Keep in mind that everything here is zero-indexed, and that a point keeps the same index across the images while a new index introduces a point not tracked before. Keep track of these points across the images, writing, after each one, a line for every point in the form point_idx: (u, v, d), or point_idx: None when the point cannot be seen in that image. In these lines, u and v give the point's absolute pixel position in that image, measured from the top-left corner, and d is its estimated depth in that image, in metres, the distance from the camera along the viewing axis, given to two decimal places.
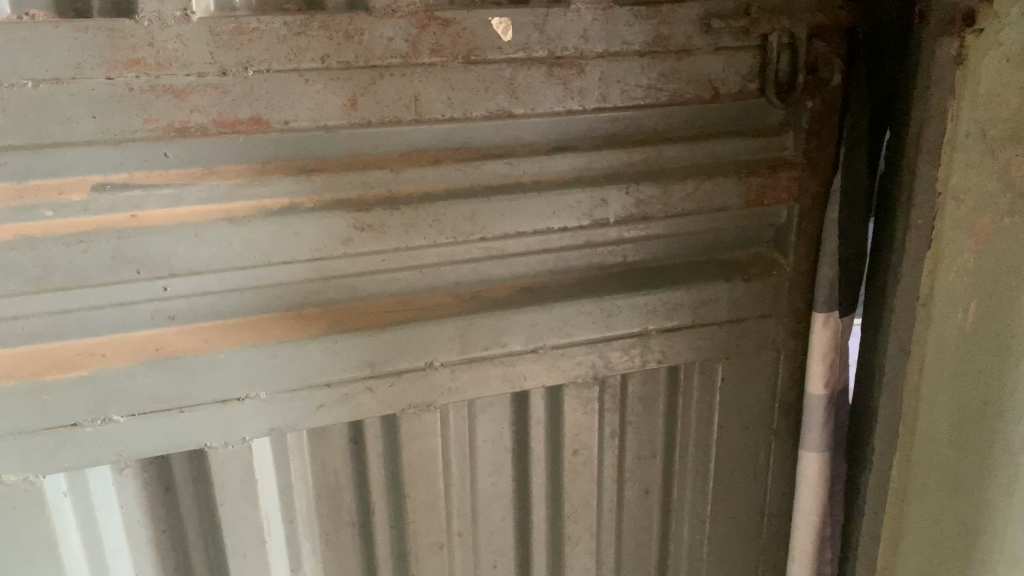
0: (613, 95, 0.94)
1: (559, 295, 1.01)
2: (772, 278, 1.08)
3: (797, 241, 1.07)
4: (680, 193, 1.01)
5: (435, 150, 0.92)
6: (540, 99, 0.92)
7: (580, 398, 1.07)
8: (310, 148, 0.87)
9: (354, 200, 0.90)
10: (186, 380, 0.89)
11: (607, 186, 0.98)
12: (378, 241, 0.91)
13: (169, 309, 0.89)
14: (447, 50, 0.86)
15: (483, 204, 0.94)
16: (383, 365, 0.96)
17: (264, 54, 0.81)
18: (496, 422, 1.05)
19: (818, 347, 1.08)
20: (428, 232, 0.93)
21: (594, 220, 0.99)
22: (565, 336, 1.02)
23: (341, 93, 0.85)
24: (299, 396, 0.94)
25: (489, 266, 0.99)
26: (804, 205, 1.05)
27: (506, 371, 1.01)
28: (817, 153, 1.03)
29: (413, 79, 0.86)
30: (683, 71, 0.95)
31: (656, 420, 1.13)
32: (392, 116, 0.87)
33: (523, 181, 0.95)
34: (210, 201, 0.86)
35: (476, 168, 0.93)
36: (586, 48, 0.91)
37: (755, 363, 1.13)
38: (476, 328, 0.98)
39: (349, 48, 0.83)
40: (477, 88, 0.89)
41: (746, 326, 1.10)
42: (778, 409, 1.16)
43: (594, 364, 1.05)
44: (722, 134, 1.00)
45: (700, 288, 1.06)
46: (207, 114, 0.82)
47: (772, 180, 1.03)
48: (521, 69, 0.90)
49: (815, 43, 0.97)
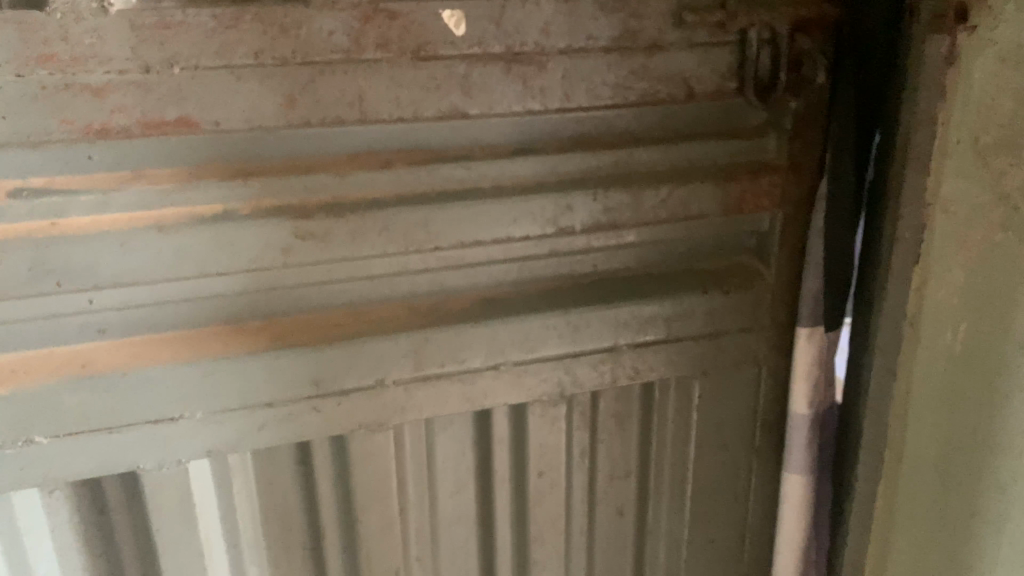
0: (578, 94, 0.87)
1: (523, 307, 0.95)
2: (751, 289, 1.01)
3: (780, 249, 1.00)
4: (652, 200, 0.94)
5: (385, 152, 0.85)
6: (498, 98, 0.85)
7: (546, 417, 1.00)
8: (248, 150, 0.81)
9: (296, 206, 0.84)
10: (114, 399, 0.83)
11: (572, 192, 0.91)
12: (323, 250, 0.85)
13: (99, 321, 0.84)
14: (394, 45, 0.80)
15: (437, 211, 0.87)
16: (330, 383, 0.89)
17: (191, 50, 0.75)
18: (457, 441, 0.98)
19: (802, 362, 1.02)
20: (376, 240, 0.86)
21: (558, 228, 0.92)
22: (529, 351, 0.95)
23: (278, 91, 0.78)
24: (238, 416, 0.88)
25: (446, 275, 0.93)
26: (787, 212, 0.98)
27: (465, 388, 0.94)
28: (801, 156, 0.96)
29: (356, 76, 0.80)
30: (654, 69, 0.88)
31: (630, 439, 1.06)
32: (334, 116, 0.81)
33: (481, 187, 0.89)
34: (139, 207, 0.79)
35: (432, 171, 0.86)
36: (547, 43, 0.84)
37: (735, 380, 1.05)
38: (432, 343, 0.91)
39: (285, 42, 0.77)
40: (428, 86, 0.82)
41: (725, 340, 1.03)
42: (760, 428, 1.08)
43: (560, 381, 0.98)
44: (698, 136, 0.93)
45: (675, 301, 0.99)
46: (130, 115, 0.76)
47: (753, 186, 0.96)
48: (476, 65, 0.83)
49: (799, 40, 0.89)
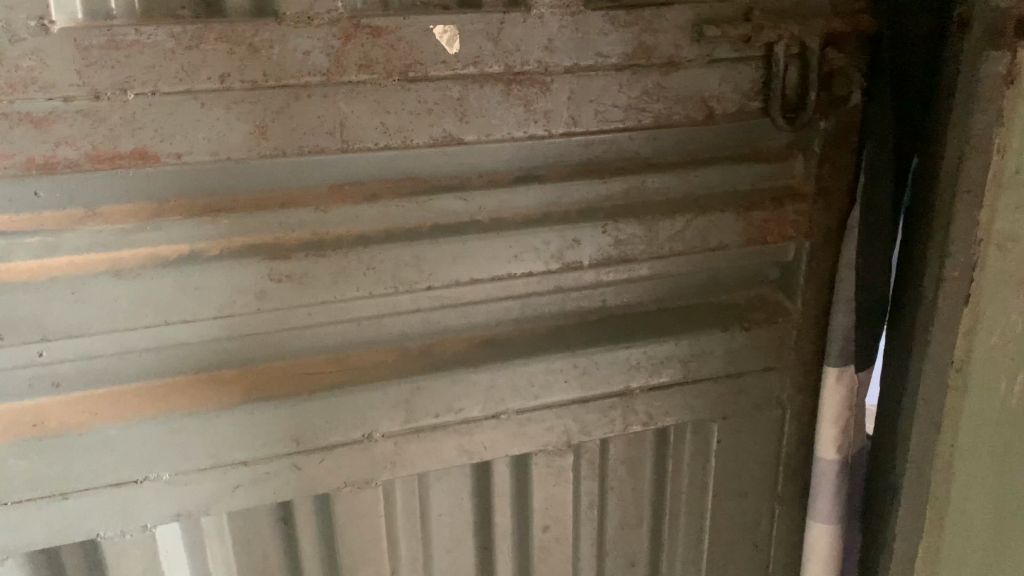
0: (585, 117, 0.78)
1: (524, 349, 0.86)
2: (776, 325, 0.92)
3: (807, 281, 0.91)
4: (668, 231, 0.85)
5: (373, 182, 0.77)
6: (496, 122, 0.76)
7: (551, 467, 0.91)
8: (215, 182, 0.72)
9: (271, 244, 0.75)
10: (69, 462, 0.74)
11: (579, 224, 0.82)
12: (301, 293, 0.76)
13: (54, 374, 0.75)
14: (379, 65, 0.70)
15: (429, 246, 0.78)
16: (311, 438, 0.81)
17: (146, 74, 0.66)
18: (454, 493, 0.90)
19: (831, 406, 0.93)
20: (362, 281, 0.77)
21: (564, 264, 0.83)
22: (531, 399, 0.86)
23: (248, 119, 0.69)
24: (210, 476, 0.79)
25: (441, 315, 0.84)
26: (815, 242, 0.89)
27: (461, 440, 0.85)
28: (832, 182, 0.87)
29: (336, 100, 0.71)
30: (671, 88, 0.79)
31: (642, 487, 0.97)
32: (313, 145, 0.72)
33: (479, 220, 0.80)
34: (92, 249, 0.70)
35: (423, 205, 0.77)
36: (551, 61, 0.75)
37: (756, 421, 0.97)
38: (424, 392, 0.83)
39: (255, 64, 0.68)
40: (417, 111, 0.73)
41: (746, 381, 0.94)
42: (783, 473, 1.00)
43: (566, 429, 0.89)
44: (717, 160, 0.85)
45: (692, 340, 0.90)
46: (78, 147, 0.67)
47: (778, 215, 0.87)
48: (471, 87, 0.74)
49: (830, 53, 0.81)
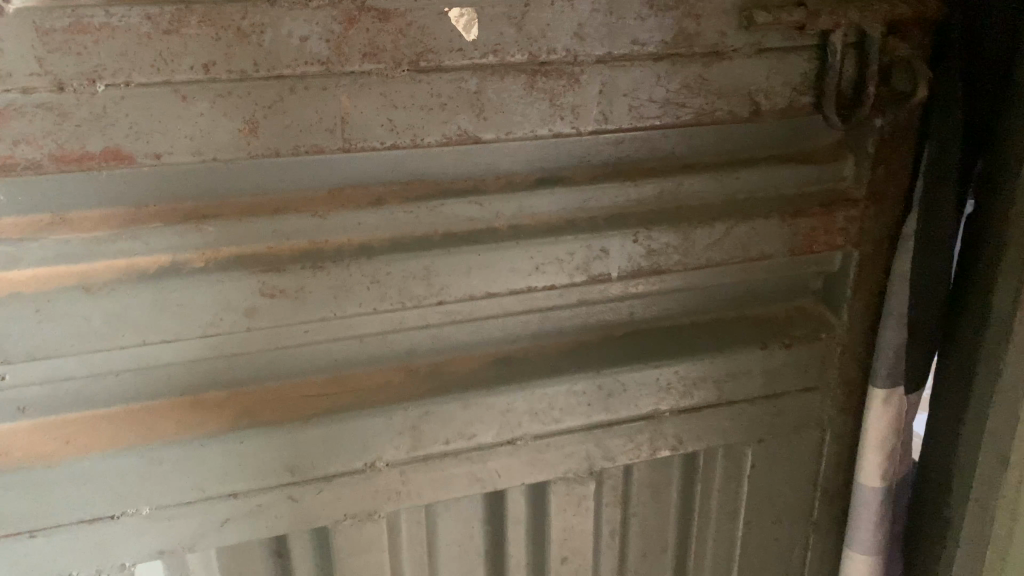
0: (617, 113, 0.69)
1: (543, 368, 0.78)
2: (819, 342, 0.84)
3: (854, 294, 0.83)
4: (706, 239, 0.76)
5: (377, 186, 0.69)
6: (517, 118, 0.67)
7: (571, 496, 0.83)
8: (199, 184, 0.64)
9: (262, 256, 0.66)
10: (36, 497, 0.66)
11: (607, 233, 0.73)
12: (296, 310, 0.68)
13: (18, 399, 0.67)
14: (386, 53, 0.62)
15: (441, 256, 0.70)
16: (307, 469, 0.73)
17: (119, 62, 0.57)
18: (464, 523, 0.82)
19: (877, 431, 0.85)
20: (365, 297, 0.69)
21: (590, 277, 0.74)
22: (551, 423, 0.78)
23: (237, 114, 0.61)
24: (194, 510, 0.71)
25: (451, 330, 0.76)
26: (864, 251, 0.81)
27: (473, 468, 0.78)
28: (884, 186, 0.78)
29: (338, 93, 0.62)
30: (714, 81, 0.70)
31: (667, 515, 0.89)
32: (310, 144, 0.63)
33: (496, 228, 0.72)
34: (59, 261, 0.62)
35: (434, 210, 0.69)
36: (582, 50, 0.66)
37: (793, 445, 0.89)
38: (433, 419, 0.74)
39: (244, 51, 0.59)
40: (428, 106, 0.64)
41: (785, 402, 0.86)
42: (821, 502, 0.92)
43: (589, 456, 0.81)
44: (760, 162, 0.77)
45: (728, 358, 0.81)
46: (40, 146, 0.58)
47: (827, 222, 0.79)
48: (491, 79, 0.65)
49: (895, 42, 0.72)
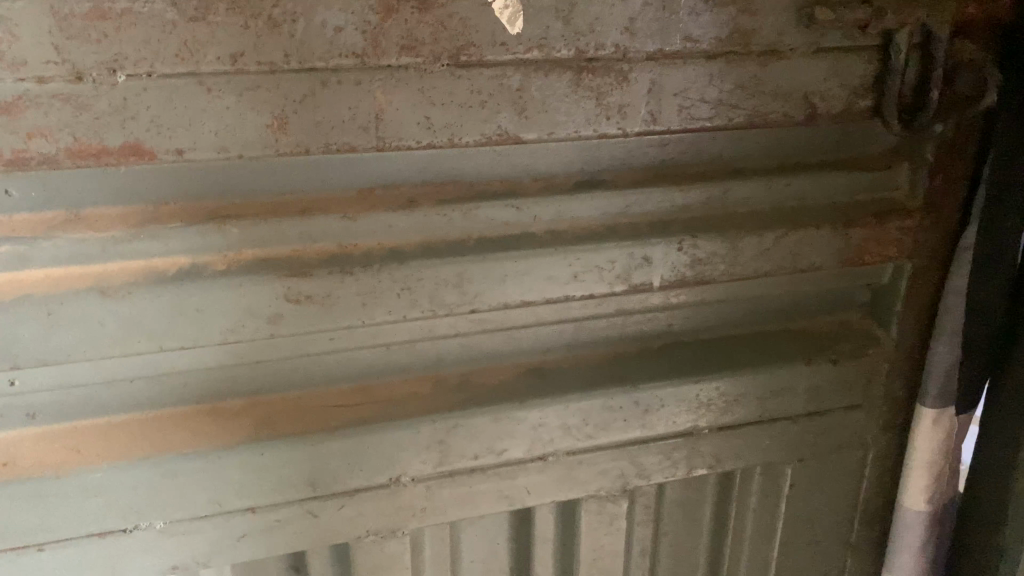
0: (667, 114, 0.65)
1: (577, 380, 0.74)
2: (867, 358, 0.80)
3: (904, 308, 0.79)
4: (754, 249, 0.72)
5: (409, 186, 0.65)
6: (561, 118, 0.63)
7: (602, 515, 0.79)
8: (222, 183, 0.60)
9: (288, 260, 0.63)
10: (45, 509, 0.63)
11: (651, 240, 0.69)
12: (321, 317, 0.64)
13: (27, 405, 0.63)
14: (425, 46, 0.58)
15: (476, 263, 0.66)
16: (328, 483, 0.69)
17: (141, 51, 0.53)
18: (489, 540, 0.78)
19: (925, 452, 0.81)
20: (394, 305, 0.65)
21: (631, 286, 0.70)
22: (584, 439, 0.74)
23: (264, 109, 0.57)
24: (210, 525, 0.67)
25: (482, 339, 0.72)
26: (918, 264, 0.77)
27: (502, 485, 0.74)
28: (941, 197, 0.74)
29: (373, 88, 0.58)
30: (769, 82, 0.66)
31: (700, 535, 0.85)
32: (342, 142, 0.59)
33: (533, 233, 0.68)
34: (72, 262, 0.58)
35: (468, 213, 0.65)
36: (632, 46, 0.62)
37: (835, 465, 0.85)
38: (461, 433, 0.71)
39: (275, 42, 0.55)
40: (467, 103, 0.60)
41: (828, 421, 0.82)
42: (859, 521, 0.88)
43: (623, 473, 0.77)
44: (812, 168, 0.73)
45: (771, 374, 0.78)
46: (56, 140, 0.54)
47: (881, 233, 0.74)
48: (534, 76, 0.61)
49: (960, 44, 0.69)
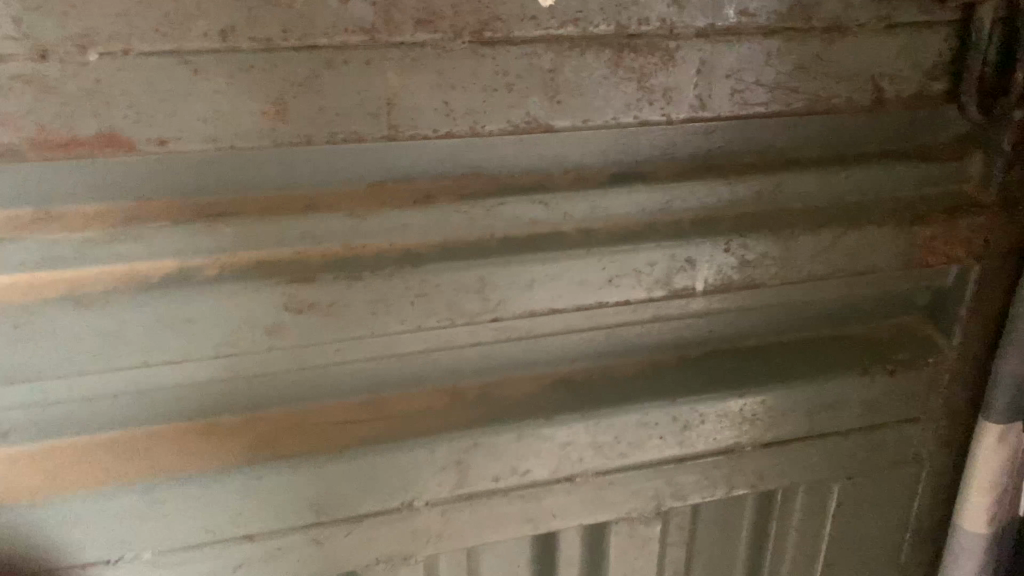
0: (717, 98, 0.57)
1: (609, 393, 0.67)
2: (927, 368, 0.73)
3: (970, 314, 0.71)
4: (810, 250, 0.64)
5: (425, 180, 0.58)
6: (598, 103, 0.55)
7: (633, 539, 0.72)
8: (213, 176, 0.53)
9: (289, 263, 0.55)
10: (20, 540, 0.56)
11: (696, 240, 0.61)
12: (326, 328, 0.57)
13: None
14: (445, 20, 0.50)
15: (500, 267, 0.58)
16: (335, 509, 0.62)
17: (116, 25, 0.46)
18: (510, 566, 0.71)
19: (988, 470, 0.73)
20: (408, 313, 0.58)
21: (672, 292, 0.63)
22: (618, 458, 0.67)
23: (260, 92, 0.50)
24: (203, 555, 0.61)
25: (504, 348, 0.65)
26: (988, 265, 0.69)
27: (526, 508, 0.67)
28: (1016, 191, 0.67)
29: (384, 69, 0.51)
30: (832, 62, 0.58)
31: (738, 556, 0.78)
32: (348, 131, 0.52)
33: (564, 232, 0.61)
34: (44, 268, 0.52)
35: (491, 210, 0.58)
36: (680, 20, 0.54)
37: (886, 481, 0.78)
38: (482, 453, 0.64)
39: (271, 15, 0.48)
40: (492, 86, 0.53)
41: (882, 435, 0.75)
42: (911, 540, 0.81)
43: (657, 493, 0.70)
44: (872, 159, 0.65)
45: (822, 386, 0.70)
46: (18, 128, 0.47)
47: (951, 232, 0.66)
48: (568, 55, 0.53)
49: None
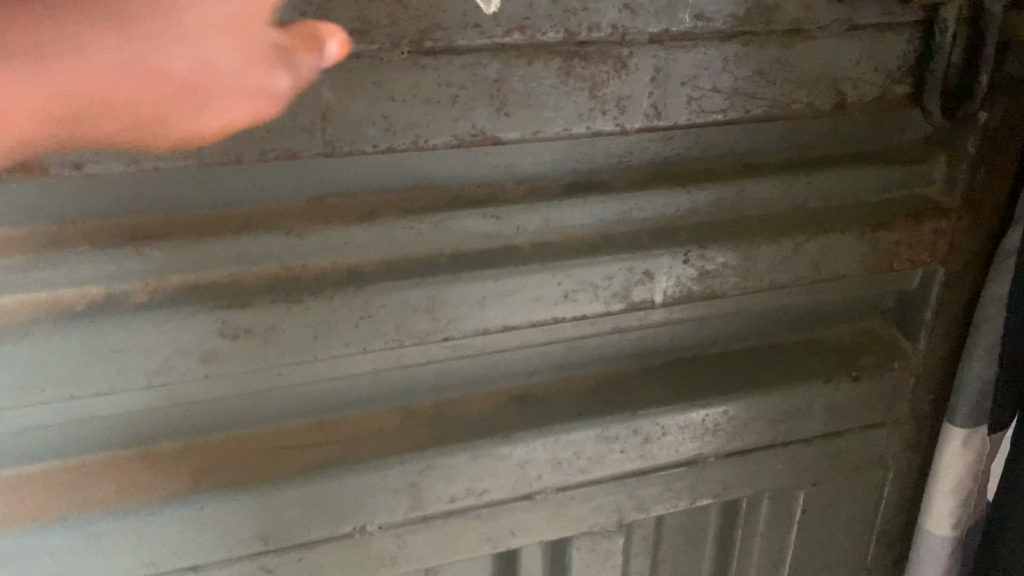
0: (673, 106, 0.55)
1: (568, 408, 0.65)
2: (892, 374, 0.71)
3: (935, 318, 0.70)
4: (771, 259, 0.62)
5: (370, 195, 0.55)
6: (548, 114, 0.52)
7: (596, 553, 0.70)
8: (137, 197, 0.50)
9: (226, 286, 0.53)
10: None
11: (654, 252, 0.59)
12: (269, 353, 0.54)
13: None
14: (380, 31, 0.47)
15: (450, 285, 0.56)
16: (283, 537, 0.60)
17: None
18: None
19: (953, 475, 0.72)
20: (353, 335, 0.55)
21: (630, 305, 0.61)
22: (578, 474, 0.65)
23: None
24: None
25: (459, 364, 0.63)
26: (953, 268, 0.68)
27: (484, 527, 0.65)
28: (983, 193, 0.65)
29: (318, 82, 0.48)
30: (792, 66, 0.56)
31: (703, 564, 0.77)
32: (282, 148, 0.49)
33: (517, 247, 0.58)
34: None
35: (440, 225, 0.55)
36: (632, 26, 0.51)
37: (851, 485, 0.77)
38: (436, 474, 0.61)
39: None
40: (435, 99, 0.50)
41: (847, 441, 0.73)
42: (876, 542, 0.81)
43: (619, 507, 0.68)
44: (836, 163, 0.63)
45: (786, 394, 0.69)
46: None
47: (914, 237, 0.65)
48: (514, 64, 0.50)
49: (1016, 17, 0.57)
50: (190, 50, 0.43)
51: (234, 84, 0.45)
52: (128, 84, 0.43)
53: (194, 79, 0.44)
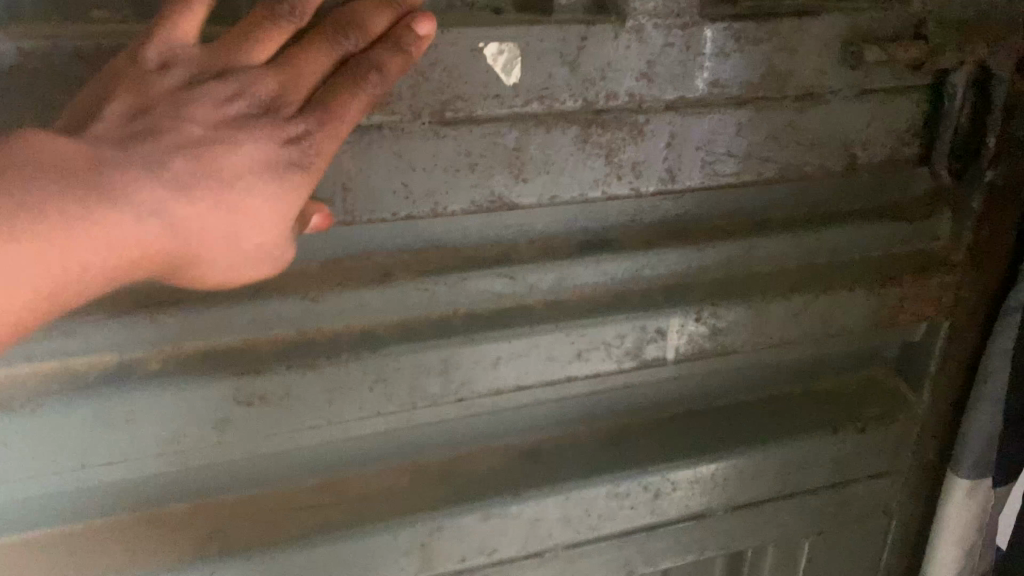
0: (686, 170, 0.55)
1: (579, 464, 0.65)
2: (897, 425, 0.72)
3: (939, 369, 0.71)
4: (781, 315, 0.63)
5: (384, 258, 0.54)
6: (565, 180, 0.52)
7: None
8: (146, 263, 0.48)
9: (240, 352, 0.52)
10: None
11: (666, 311, 0.60)
12: (282, 420, 0.54)
13: None
14: (402, 102, 0.47)
15: (465, 346, 0.56)
16: None
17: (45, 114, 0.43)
18: None
19: (957, 525, 0.72)
20: (366, 398, 0.55)
21: (641, 363, 0.61)
22: (588, 530, 0.65)
23: None
24: None
25: (469, 422, 0.62)
26: (958, 321, 0.68)
27: None
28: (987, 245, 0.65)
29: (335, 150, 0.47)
30: (805, 129, 0.57)
31: None
32: None
33: (530, 307, 0.58)
34: None
35: (454, 286, 0.55)
36: (649, 95, 0.51)
37: (854, 534, 0.77)
38: (446, 535, 0.61)
39: None
40: (454, 167, 0.50)
41: (852, 491, 0.74)
42: None
43: (627, 561, 0.68)
44: (847, 219, 0.63)
45: (793, 447, 0.69)
46: None
47: (920, 291, 0.66)
48: (533, 132, 0.50)
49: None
50: (238, 219, 0.39)
51: (271, 254, 0.42)
52: (148, 253, 0.37)
53: (196, 241, 0.39)
